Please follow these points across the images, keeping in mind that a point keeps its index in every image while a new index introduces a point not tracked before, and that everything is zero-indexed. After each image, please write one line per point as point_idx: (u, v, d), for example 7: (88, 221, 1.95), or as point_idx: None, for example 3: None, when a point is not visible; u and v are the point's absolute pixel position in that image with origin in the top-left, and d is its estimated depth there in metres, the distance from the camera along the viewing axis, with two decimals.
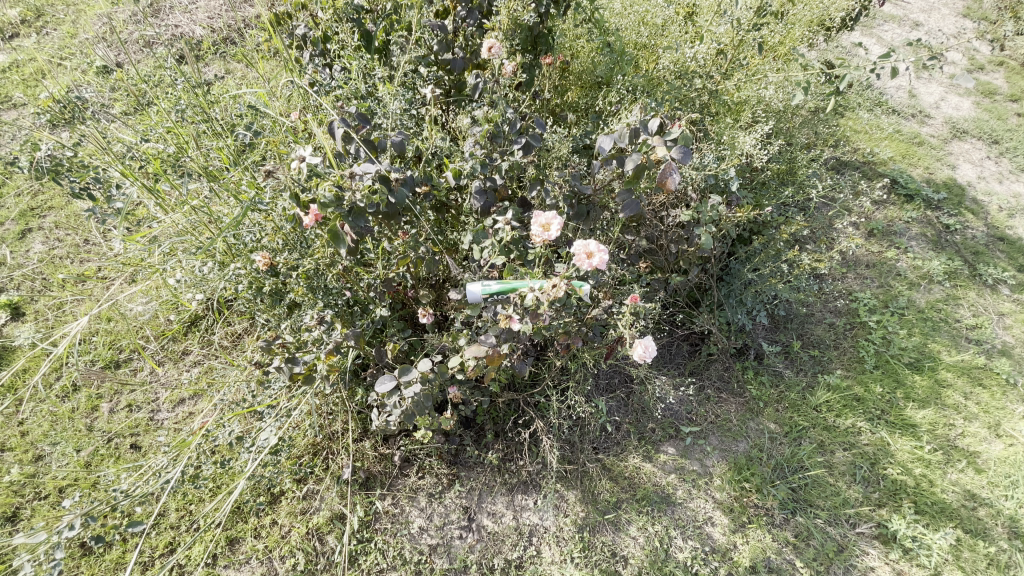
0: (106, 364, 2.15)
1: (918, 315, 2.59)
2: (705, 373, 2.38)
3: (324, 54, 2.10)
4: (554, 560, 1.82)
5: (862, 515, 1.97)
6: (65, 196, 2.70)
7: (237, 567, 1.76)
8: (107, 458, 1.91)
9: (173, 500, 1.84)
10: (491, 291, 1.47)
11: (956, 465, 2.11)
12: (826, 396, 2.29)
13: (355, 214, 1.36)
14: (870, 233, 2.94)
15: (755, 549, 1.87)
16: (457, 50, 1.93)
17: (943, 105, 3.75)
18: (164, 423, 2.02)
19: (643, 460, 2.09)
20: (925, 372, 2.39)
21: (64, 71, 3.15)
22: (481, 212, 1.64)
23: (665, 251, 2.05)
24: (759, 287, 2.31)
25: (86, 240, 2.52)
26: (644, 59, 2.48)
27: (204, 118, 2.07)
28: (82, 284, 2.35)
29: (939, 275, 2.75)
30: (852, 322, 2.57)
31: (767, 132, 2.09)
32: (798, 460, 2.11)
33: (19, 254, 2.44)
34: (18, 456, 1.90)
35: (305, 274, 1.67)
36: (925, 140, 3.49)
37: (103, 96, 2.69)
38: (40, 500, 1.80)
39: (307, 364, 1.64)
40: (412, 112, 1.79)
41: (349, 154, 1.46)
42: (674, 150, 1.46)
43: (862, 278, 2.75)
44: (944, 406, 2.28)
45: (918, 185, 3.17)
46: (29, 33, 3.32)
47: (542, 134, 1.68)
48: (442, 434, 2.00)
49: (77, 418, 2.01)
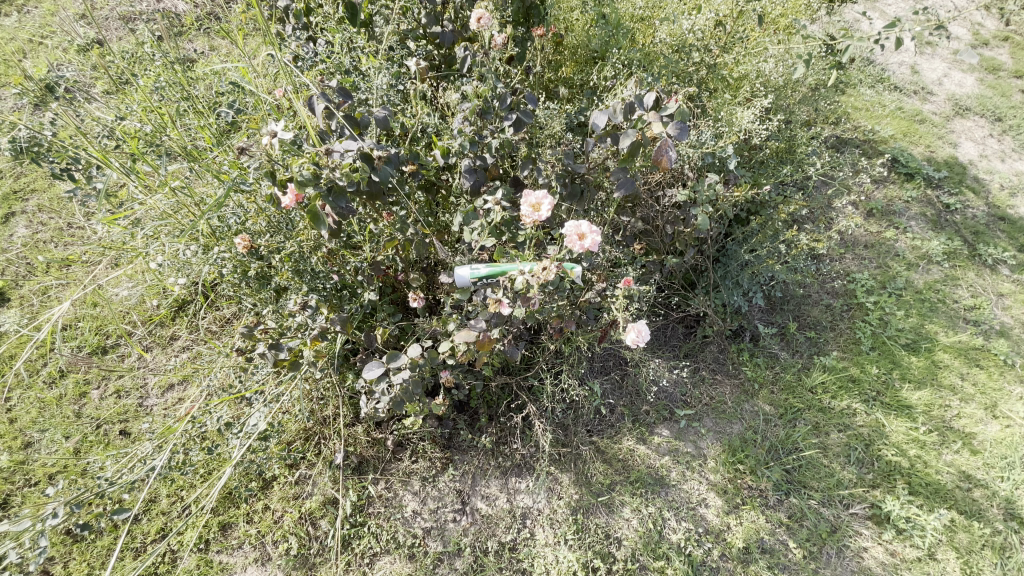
0: (93, 350, 2.11)
1: (916, 296, 2.57)
2: (701, 356, 2.36)
3: (308, 28, 2.03)
4: (548, 542, 1.81)
5: (855, 496, 1.97)
6: (47, 178, 2.62)
7: (230, 553, 1.75)
8: (96, 444, 1.88)
9: (164, 486, 1.82)
10: (480, 275, 1.42)
11: (951, 446, 2.10)
12: (822, 377, 2.28)
13: (336, 193, 1.31)
14: (869, 213, 2.89)
15: (749, 530, 1.87)
16: (446, 23, 1.85)
17: (947, 81, 3.67)
18: (153, 409, 1.99)
19: (637, 443, 2.08)
20: (922, 353, 2.37)
21: (44, 49, 3.05)
22: (471, 192, 1.59)
23: (661, 232, 2.02)
24: (756, 268, 2.29)
25: (71, 224, 2.45)
26: (641, 33, 2.38)
27: (185, 95, 2.00)
28: (66, 268, 2.30)
29: (938, 256, 2.72)
30: (850, 303, 2.55)
31: (766, 107, 2.03)
32: (793, 441, 2.10)
33: (3, 238, 2.37)
34: (5, 443, 1.87)
35: (288, 257, 1.63)
36: (927, 117, 3.42)
37: (85, 76, 2.61)
38: (30, 487, 1.79)
39: (292, 350, 1.63)
40: (399, 87, 1.72)
41: (330, 130, 1.40)
42: (669, 126, 1.39)
43: (860, 258, 2.71)
44: (940, 387, 2.27)
45: (919, 164, 3.11)
46: (9, 10, 3.21)
47: (534, 110, 1.59)
48: (436, 418, 1.98)
49: (65, 405, 1.98)
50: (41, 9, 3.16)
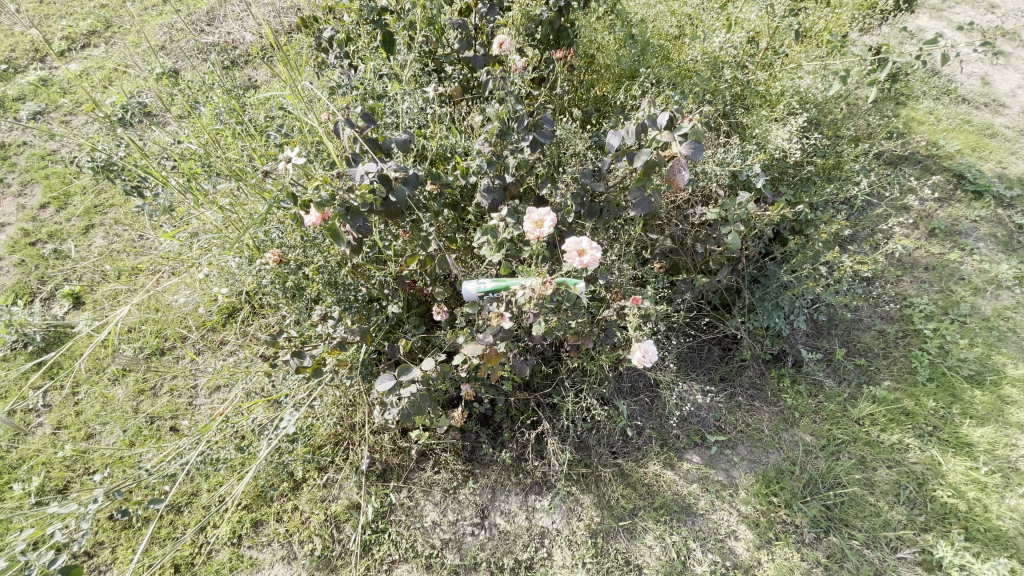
0: (152, 351, 2.31)
1: (982, 324, 2.36)
2: (737, 380, 2.27)
3: (350, 56, 2.14)
4: (565, 564, 1.79)
5: (904, 540, 1.82)
6: (123, 194, 2.89)
7: (260, 549, 1.84)
8: (149, 438, 2.05)
9: (204, 481, 1.95)
10: (486, 290, 1.50)
11: (1016, 490, 1.91)
12: (870, 408, 2.13)
13: (352, 213, 1.41)
14: (931, 232, 2.70)
15: (781, 567, 1.77)
16: (479, 48, 1.95)
17: (1021, 93, 3.38)
18: (200, 408, 2.15)
19: (664, 468, 2.02)
20: (987, 387, 2.17)
21: (128, 77, 3.38)
22: (490, 210, 1.62)
23: (689, 250, 1.97)
24: (797, 290, 2.20)
25: (141, 236, 2.69)
26: (674, 51, 2.34)
27: (241, 119, 2.18)
28: (136, 276, 2.53)
29: (1009, 280, 2.49)
30: (905, 330, 2.37)
31: (803, 124, 1.97)
32: (834, 476, 1.97)
33: (83, 247, 2.64)
34: (71, 433, 2.07)
35: (316, 270, 1.73)
36: (998, 131, 3.16)
37: (161, 101, 2.88)
38: (88, 475, 1.96)
39: (315, 358, 1.71)
40: (428, 110, 1.80)
41: (356, 151, 1.48)
42: (684, 146, 1.39)
43: (919, 281, 2.52)
44: (1007, 425, 2.07)
45: (989, 181, 2.88)
46: (99, 43, 3.58)
47: (552, 130, 1.60)
48: (458, 430, 2.02)
49: (124, 400, 2.17)
50: (127, 40, 3.49)
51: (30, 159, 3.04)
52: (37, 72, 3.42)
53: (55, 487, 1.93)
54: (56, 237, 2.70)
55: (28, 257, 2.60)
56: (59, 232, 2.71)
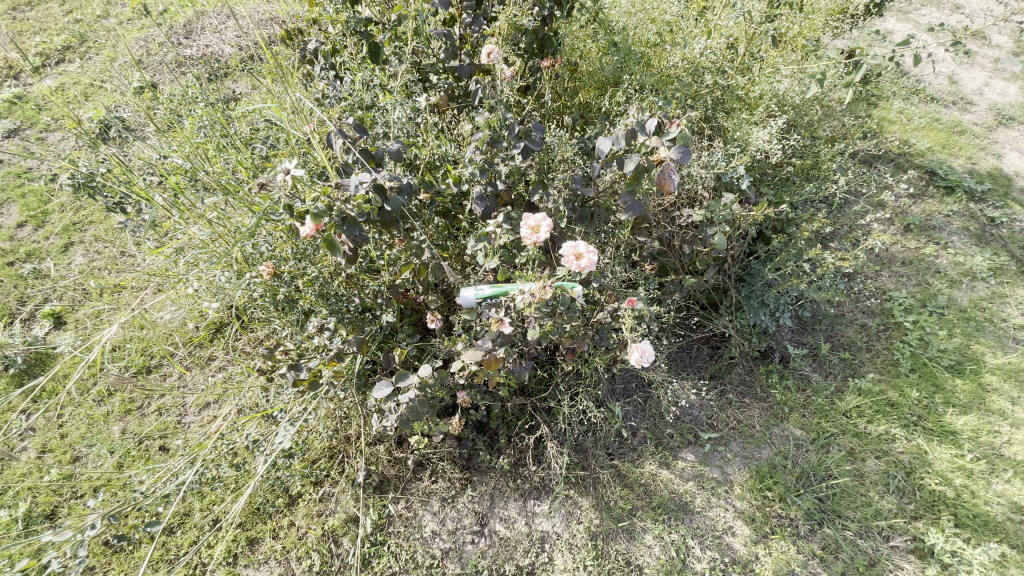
0: (138, 369, 2.27)
1: (960, 314, 2.44)
2: (727, 377, 2.31)
3: (334, 67, 2.18)
4: (566, 567, 1.79)
5: (896, 528, 1.86)
6: (103, 210, 2.84)
7: (257, 567, 1.81)
8: (138, 459, 2.01)
9: (197, 501, 1.92)
10: (484, 295, 1.50)
11: (1000, 475, 1.97)
12: (857, 400, 2.18)
13: (349, 222, 1.40)
14: (906, 228, 2.78)
15: (779, 561, 1.80)
16: (464, 57, 1.99)
17: (987, 91, 3.52)
18: (190, 426, 2.11)
19: (660, 467, 2.04)
20: (968, 375, 2.24)
21: (104, 92, 3.33)
22: (483, 218, 1.66)
23: (677, 251, 2.03)
24: (782, 287, 2.26)
25: (122, 253, 2.65)
26: (654, 57, 2.40)
27: (225, 132, 2.16)
28: (119, 294, 2.48)
29: (984, 272, 2.58)
30: (887, 323, 2.44)
31: (782, 127, 2.03)
32: (825, 468, 2.02)
33: (63, 266, 2.58)
34: (57, 457, 2.01)
35: (309, 282, 1.73)
36: (967, 128, 3.28)
37: (140, 116, 2.84)
38: (76, 499, 1.92)
39: (312, 369, 1.69)
40: (417, 119, 1.81)
41: (349, 162, 1.52)
42: (673, 150, 1.41)
43: (897, 276, 2.60)
44: (988, 412, 2.14)
45: (960, 176, 2.98)
46: (73, 58, 3.53)
47: (542, 138, 1.66)
48: (455, 438, 2.02)
49: (111, 421, 2.12)
50: (103, 55, 3.44)
51: (6, 177, 2.97)
52: (10, 89, 3.36)
53: (41, 513, 1.88)
54: (34, 256, 2.63)
55: (6, 277, 2.54)
56: (37, 251, 2.65)
